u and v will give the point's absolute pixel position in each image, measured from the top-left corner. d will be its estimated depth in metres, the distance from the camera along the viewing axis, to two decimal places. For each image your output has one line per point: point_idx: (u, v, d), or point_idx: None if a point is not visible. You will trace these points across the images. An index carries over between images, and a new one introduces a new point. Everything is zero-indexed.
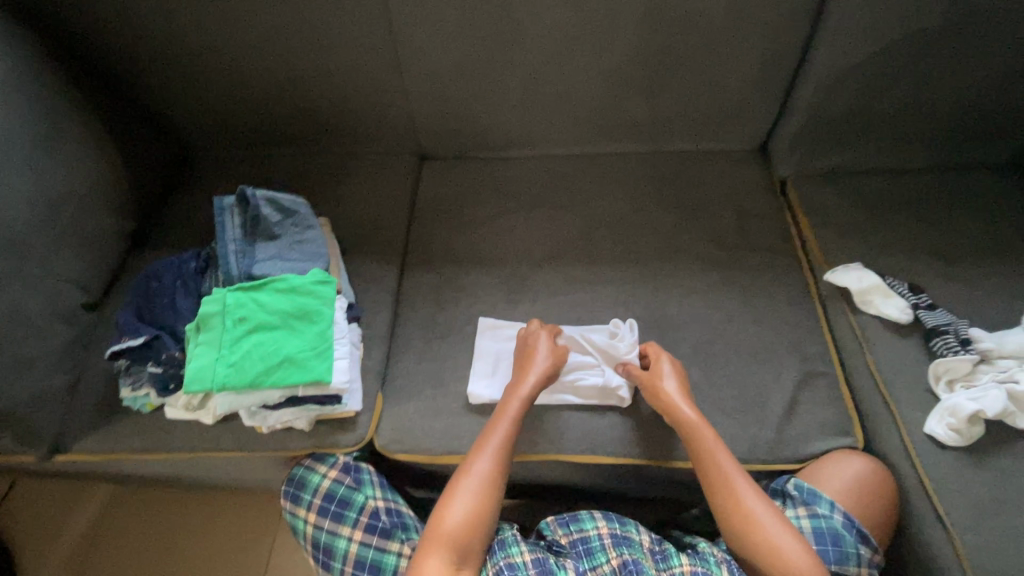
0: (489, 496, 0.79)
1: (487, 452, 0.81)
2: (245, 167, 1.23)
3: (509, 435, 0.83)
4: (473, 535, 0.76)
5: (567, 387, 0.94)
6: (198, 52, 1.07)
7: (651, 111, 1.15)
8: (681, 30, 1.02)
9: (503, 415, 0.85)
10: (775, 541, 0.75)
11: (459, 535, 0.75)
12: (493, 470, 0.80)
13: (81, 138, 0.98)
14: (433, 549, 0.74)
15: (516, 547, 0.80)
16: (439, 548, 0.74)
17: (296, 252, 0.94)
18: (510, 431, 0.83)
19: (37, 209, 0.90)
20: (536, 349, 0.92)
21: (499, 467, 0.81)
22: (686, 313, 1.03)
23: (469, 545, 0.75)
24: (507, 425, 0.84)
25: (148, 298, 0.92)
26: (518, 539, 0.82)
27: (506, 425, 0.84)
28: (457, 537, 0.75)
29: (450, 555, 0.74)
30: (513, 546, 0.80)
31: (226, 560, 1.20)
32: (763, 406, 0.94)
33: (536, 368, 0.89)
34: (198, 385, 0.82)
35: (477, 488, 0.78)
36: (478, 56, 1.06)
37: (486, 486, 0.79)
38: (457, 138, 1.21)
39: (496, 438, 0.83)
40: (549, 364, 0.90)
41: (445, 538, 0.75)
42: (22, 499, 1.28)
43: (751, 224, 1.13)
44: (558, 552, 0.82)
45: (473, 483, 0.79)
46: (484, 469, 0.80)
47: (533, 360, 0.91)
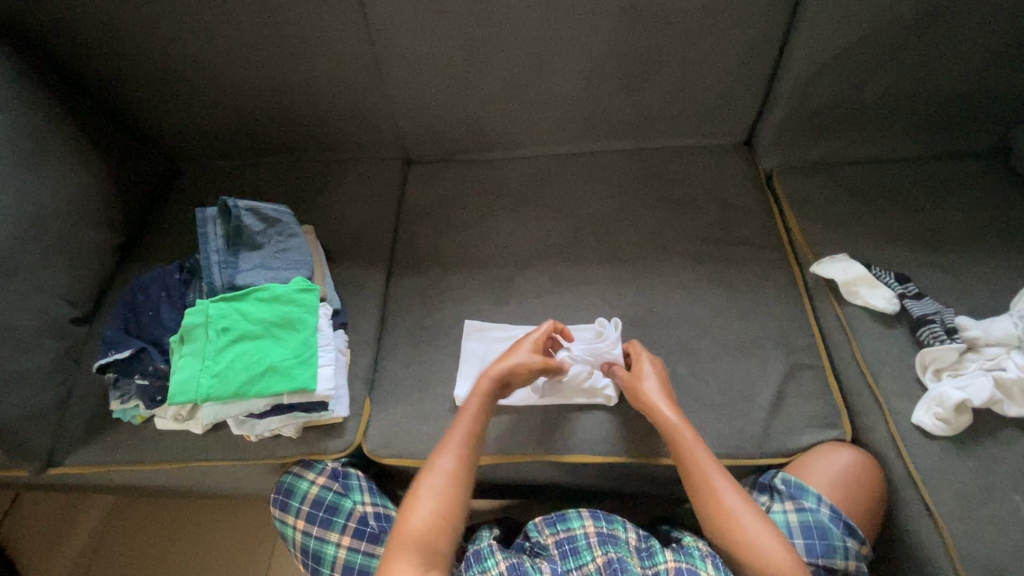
0: (454, 491, 0.79)
1: (450, 450, 0.82)
2: (232, 177, 1.23)
3: (473, 430, 0.84)
4: (441, 533, 0.76)
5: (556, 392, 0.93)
6: (178, 64, 1.07)
7: (634, 109, 1.15)
8: (660, 27, 1.02)
9: (467, 412, 0.86)
10: (755, 532, 0.76)
11: (425, 536, 0.75)
12: (457, 466, 0.81)
13: (64, 154, 0.99)
14: (401, 552, 0.73)
15: (491, 559, 0.80)
16: (406, 550, 0.73)
17: (281, 260, 0.95)
18: (473, 426, 0.84)
19: (22, 226, 0.91)
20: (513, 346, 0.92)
21: (461, 466, 0.81)
22: (673, 309, 1.03)
23: (436, 543, 0.75)
24: (470, 421, 0.84)
25: (135, 311, 0.92)
26: (494, 549, 0.82)
27: (470, 421, 0.85)
28: (424, 538, 0.75)
29: (418, 556, 0.73)
30: (488, 559, 0.80)
31: (226, 568, 1.22)
32: (750, 401, 0.94)
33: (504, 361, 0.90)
34: (184, 396, 0.82)
35: (442, 487, 0.79)
36: (457, 59, 1.06)
37: (449, 485, 0.79)
38: (441, 142, 1.21)
39: (460, 434, 0.83)
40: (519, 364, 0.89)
41: (412, 538, 0.75)
42: (23, 512, 1.30)
43: (737, 218, 1.13)
44: (541, 553, 0.82)
45: (437, 482, 0.79)
46: (448, 466, 0.81)
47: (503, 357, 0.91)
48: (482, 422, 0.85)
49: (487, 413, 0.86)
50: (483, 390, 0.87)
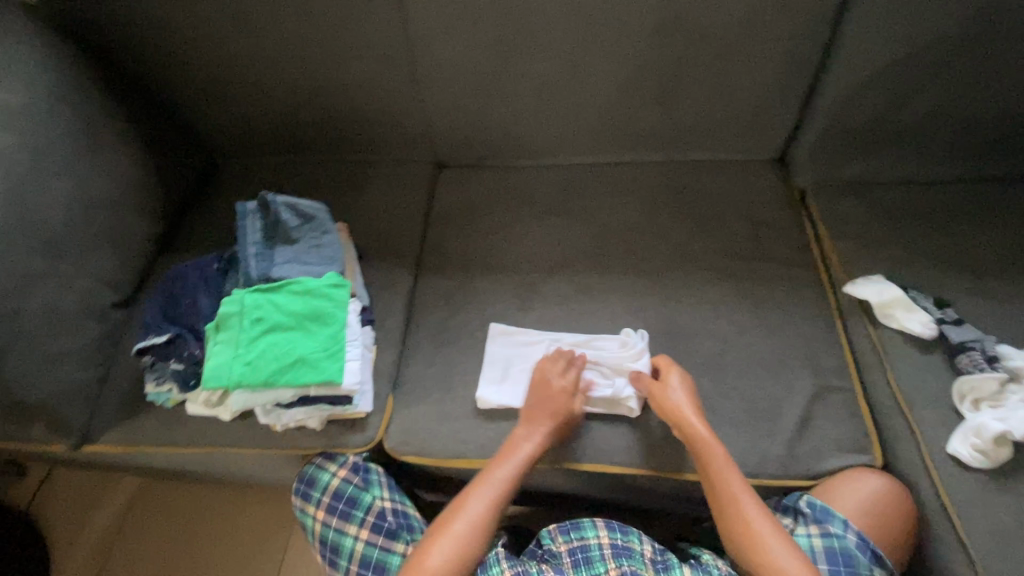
0: (478, 538, 0.79)
1: (484, 493, 0.82)
2: (269, 174, 1.27)
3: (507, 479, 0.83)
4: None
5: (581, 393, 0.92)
6: (226, 64, 1.12)
7: (666, 120, 1.15)
8: (696, 39, 1.02)
9: (508, 456, 0.85)
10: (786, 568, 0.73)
11: None
12: (484, 514, 0.81)
13: (116, 145, 1.04)
14: None
15: (496, 567, 0.80)
16: None
17: (314, 255, 0.97)
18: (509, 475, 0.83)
19: (73, 211, 0.96)
20: (551, 390, 0.90)
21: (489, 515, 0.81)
22: (698, 323, 1.02)
23: None
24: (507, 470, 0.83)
25: (173, 298, 0.95)
26: (500, 557, 0.82)
27: (509, 467, 0.84)
28: None
29: None
30: (493, 568, 0.80)
31: (243, 556, 1.25)
32: (775, 420, 0.92)
33: (543, 411, 0.88)
34: (217, 381, 0.84)
35: (466, 532, 0.79)
36: (493, 66, 1.08)
37: (473, 532, 0.79)
38: (472, 147, 1.23)
39: (494, 480, 0.83)
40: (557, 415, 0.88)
41: None
42: (54, 488, 1.37)
43: (768, 234, 1.11)
44: (551, 561, 0.82)
45: (462, 527, 0.80)
46: (478, 512, 0.81)
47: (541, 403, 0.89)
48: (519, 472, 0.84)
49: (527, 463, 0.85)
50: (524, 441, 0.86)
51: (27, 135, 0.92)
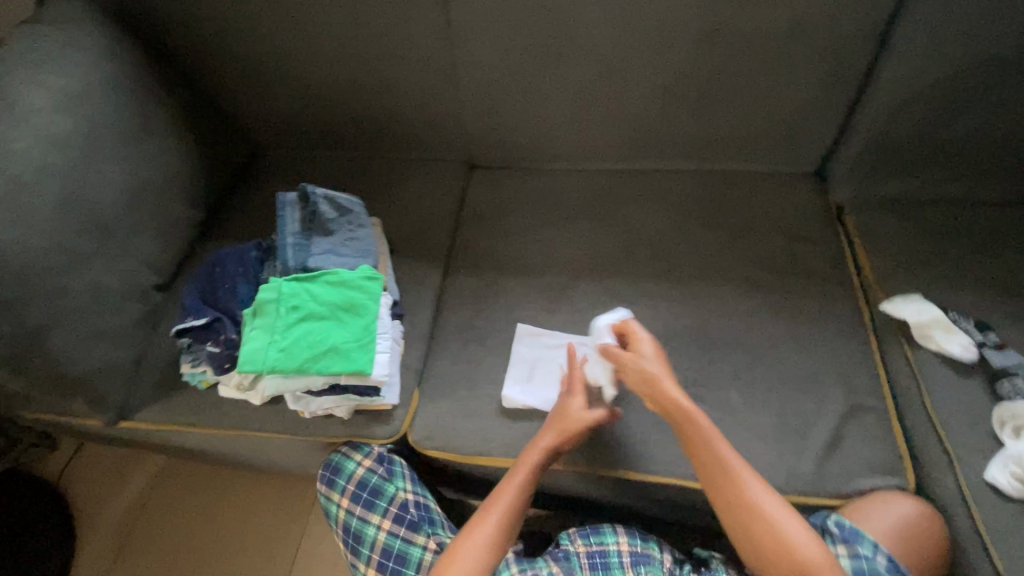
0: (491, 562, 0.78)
1: (494, 518, 0.81)
2: (305, 167, 1.30)
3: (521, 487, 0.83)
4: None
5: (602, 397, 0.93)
6: (273, 59, 1.15)
7: (702, 129, 1.15)
8: (739, 48, 1.02)
9: (512, 477, 0.84)
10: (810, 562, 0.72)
11: None
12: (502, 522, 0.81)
13: (165, 133, 1.08)
14: None
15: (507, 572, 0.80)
16: None
17: (349, 247, 0.98)
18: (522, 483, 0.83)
19: (123, 194, 0.99)
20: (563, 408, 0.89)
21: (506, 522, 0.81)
22: (728, 334, 1.01)
23: None
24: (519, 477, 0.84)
25: (212, 282, 0.98)
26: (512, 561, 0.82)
27: (514, 488, 0.83)
28: None
29: None
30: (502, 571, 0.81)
31: (264, 538, 1.29)
32: (805, 437, 0.90)
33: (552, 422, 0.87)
34: (251, 365, 0.85)
35: (485, 542, 0.79)
36: (532, 69, 1.09)
37: (492, 542, 0.79)
38: (506, 150, 1.24)
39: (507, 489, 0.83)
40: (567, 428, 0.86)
41: None
42: (86, 461, 1.44)
43: (802, 248, 1.09)
44: (564, 561, 0.81)
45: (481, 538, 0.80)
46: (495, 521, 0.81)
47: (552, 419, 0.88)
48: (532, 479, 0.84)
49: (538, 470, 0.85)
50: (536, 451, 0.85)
51: (84, 120, 0.95)
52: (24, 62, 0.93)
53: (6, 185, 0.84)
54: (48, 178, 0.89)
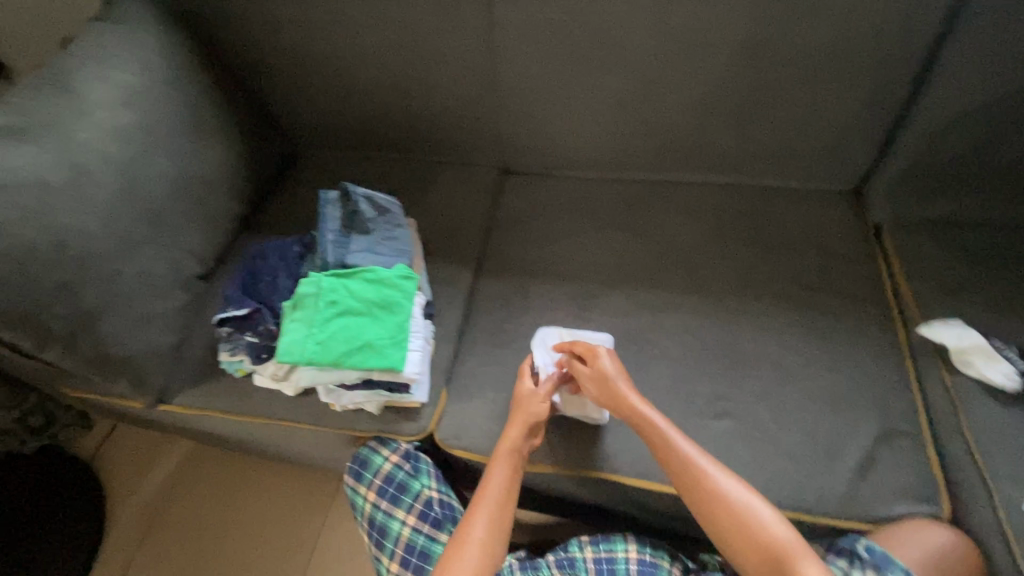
0: (491, 555, 0.80)
1: (485, 515, 0.82)
2: (344, 167, 1.33)
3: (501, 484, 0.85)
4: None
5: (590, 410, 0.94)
6: (320, 61, 1.19)
7: (740, 143, 1.14)
8: (782, 64, 1.02)
9: (493, 475, 0.85)
10: (793, 549, 0.74)
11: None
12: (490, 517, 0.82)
13: (216, 129, 1.12)
14: None
15: None
16: None
17: (385, 246, 1.01)
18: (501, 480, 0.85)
19: (175, 186, 1.03)
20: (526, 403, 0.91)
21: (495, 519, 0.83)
22: (759, 350, 1.00)
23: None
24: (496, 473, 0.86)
25: (254, 275, 1.01)
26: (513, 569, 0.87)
27: (497, 484, 0.84)
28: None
29: None
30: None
31: (288, 524, 1.34)
32: (836, 458, 0.89)
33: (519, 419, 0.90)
34: (289, 356, 0.88)
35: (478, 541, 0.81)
36: (573, 78, 1.11)
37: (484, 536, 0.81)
38: (541, 156, 1.26)
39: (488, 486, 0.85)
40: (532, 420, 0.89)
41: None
42: (119, 441, 1.50)
43: (837, 267, 1.08)
44: (570, 566, 0.86)
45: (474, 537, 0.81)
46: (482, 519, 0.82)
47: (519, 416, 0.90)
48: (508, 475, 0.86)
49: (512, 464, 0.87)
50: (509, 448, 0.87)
51: (143, 114, 1.00)
52: (93, 59, 0.99)
53: (71, 173, 0.89)
54: (109, 168, 0.94)
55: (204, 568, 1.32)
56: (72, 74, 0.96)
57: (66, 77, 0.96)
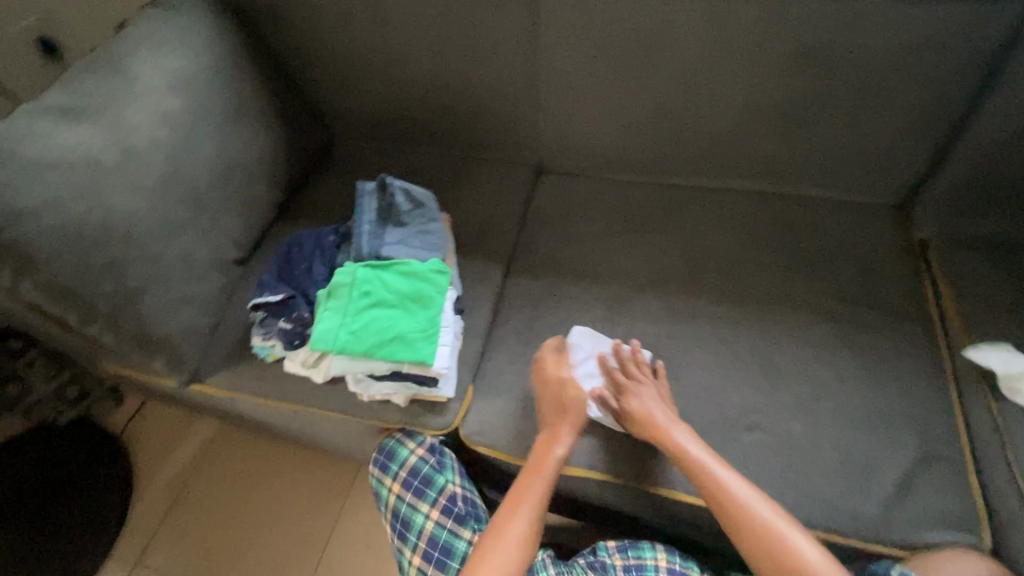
0: (527, 552, 0.80)
1: (526, 511, 0.82)
2: (379, 158, 1.34)
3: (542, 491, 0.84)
4: None
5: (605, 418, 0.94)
6: (361, 52, 1.19)
7: (782, 151, 1.12)
8: (833, 70, 0.99)
9: (537, 471, 0.85)
10: None
11: None
12: (528, 525, 0.81)
13: (257, 116, 1.14)
14: None
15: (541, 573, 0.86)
16: None
17: (419, 240, 1.01)
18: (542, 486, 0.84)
19: (217, 171, 1.05)
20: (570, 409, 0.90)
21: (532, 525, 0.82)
22: (793, 364, 0.97)
23: None
24: (537, 478, 0.85)
25: (289, 262, 1.02)
26: (546, 563, 0.87)
27: (540, 482, 0.84)
28: None
29: None
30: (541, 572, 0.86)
31: (307, 509, 1.37)
32: (870, 480, 0.86)
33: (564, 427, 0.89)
34: (322, 345, 0.90)
35: (514, 546, 0.79)
36: (614, 78, 1.09)
37: (520, 543, 0.80)
38: (576, 156, 1.25)
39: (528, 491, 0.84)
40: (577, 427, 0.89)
41: None
42: (148, 417, 1.54)
43: (879, 282, 1.05)
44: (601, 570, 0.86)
45: (510, 541, 0.80)
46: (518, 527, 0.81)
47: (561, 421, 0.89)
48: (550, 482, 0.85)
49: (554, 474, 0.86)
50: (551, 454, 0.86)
51: (190, 99, 1.02)
52: (145, 43, 1.01)
53: (121, 154, 0.92)
54: (156, 150, 0.96)
55: (225, 545, 1.35)
56: (125, 58, 0.99)
57: (119, 60, 0.98)
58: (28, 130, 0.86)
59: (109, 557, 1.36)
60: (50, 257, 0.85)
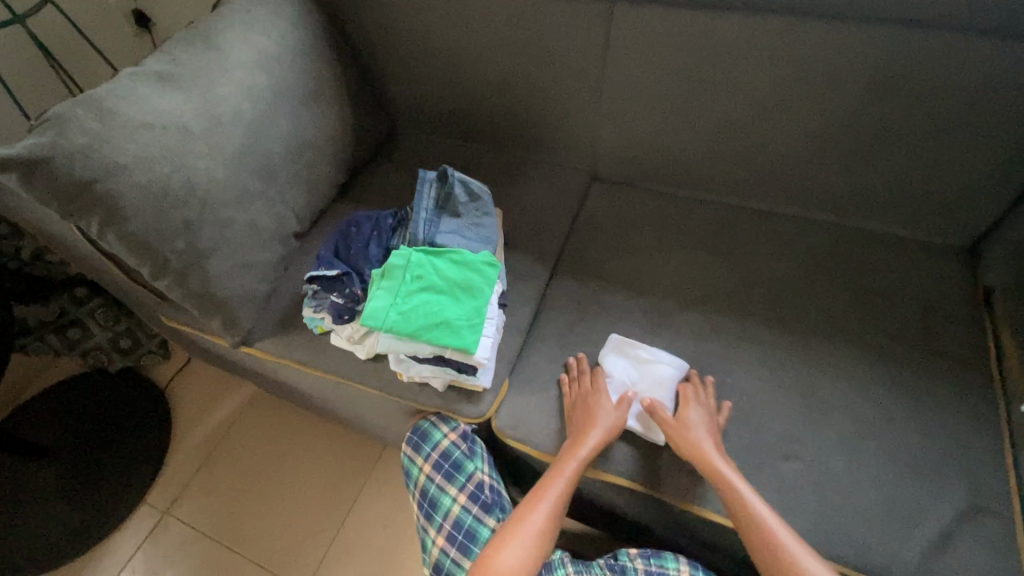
0: (543, 544, 0.83)
1: (546, 505, 0.84)
2: (438, 151, 1.38)
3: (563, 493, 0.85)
4: None
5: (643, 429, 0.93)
6: (434, 48, 1.23)
7: (846, 182, 1.10)
8: (911, 104, 0.96)
9: (560, 470, 0.86)
10: None
11: None
12: (544, 524, 0.83)
13: (331, 100, 1.19)
14: None
15: (560, 571, 0.89)
16: None
17: (472, 232, 1.04)
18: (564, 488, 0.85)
19: (290, 147, 1.10)
20: (597, 412, 0.91)
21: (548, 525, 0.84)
22: (837, 397, 0.95)
23: None
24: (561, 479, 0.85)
25: (346, 240, 1.06)
26: (564, 562, 0.90)
27: (562, 481, 0.85)
28: None
29: None
30: (558, 570, 0.89)
31: (332, 480, 1.41)
32: (911, 526, 0.83)
33: (590, 430, 0.89)
34: (372, 321, 0.91)
35: (529, 543, 0.82)
36: (680, 93, 1.10)
37: (535, 542, 0.82)
38: (632, 166, 1.25)
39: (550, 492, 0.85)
40: (607, 431, 0.89)
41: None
42: (191, 375, 1.61)
43: (938, 325, 1.01)
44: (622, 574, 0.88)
45: (526, 538, 0.82)
46: (536, 525, 0.83)
47: (591, 423, 0.90)
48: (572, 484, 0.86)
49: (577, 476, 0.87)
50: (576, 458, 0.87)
51: (273, 77, 1.07)
52: (238, 22, 1.07)
53: (207, 123, 0.98)
54: (238, 122, 1.01)
55: (252, 504, 1.40)
56: (218, 34, 1.05)
57: (214, 36, 1.05)
58: (128, 92, 0.93)
59: (143, 502, 1.42)
60: (135, 211, 0.90)
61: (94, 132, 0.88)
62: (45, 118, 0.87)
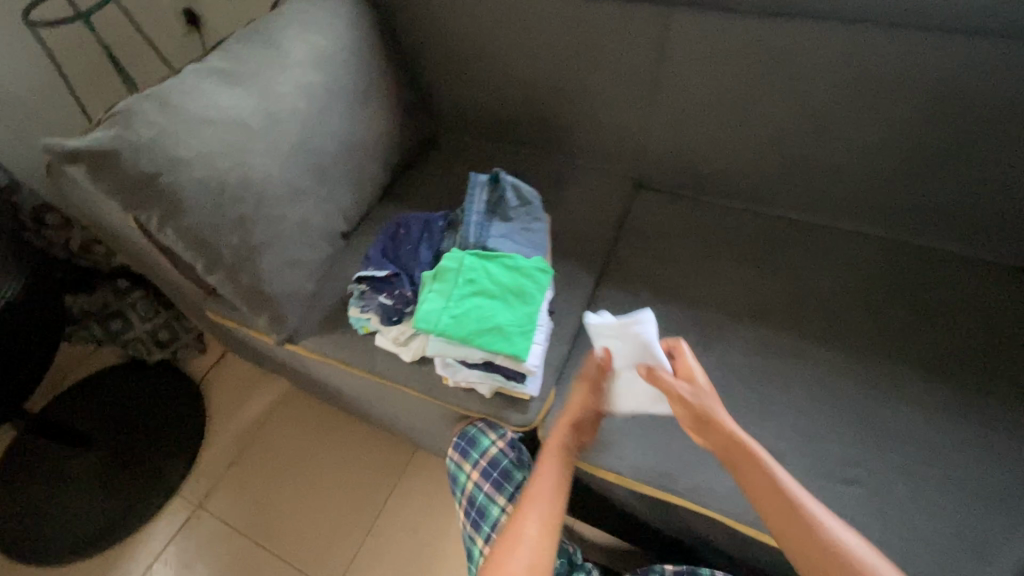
0: (547, 547, 0.74)
1: (536, 508, 0.77)
2: (481, 154, 1.37)
3: (553, 483, 0.81)
4: None
5: (647, 402, 0.89)
6: (484, 51, 1.22)
7: (908, 197, 1.06)
8: (985, 118, 0.93)
9: (540, 471, 0.83)
10: None
11: None
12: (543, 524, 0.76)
13: (381, 101, 1.19)
14: None
15: None
16: None
17: (523, 237, 1.02)
18: (552, 478, 0.82)
19: (341, 147, 1.10)
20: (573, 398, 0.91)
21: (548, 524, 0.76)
22: (899, 420, 0.91)
23: None
24: (545, 470, 0.83)
25: (395, 241, 1.06)
26: None
27: (545, 479, 0.82)
28: None
29: None
30: None
31: (362, 481, 1.41)
32: (982, 560, 0.79)
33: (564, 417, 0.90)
34: (424, 324, 0.90)
35: (533, 548, 0.73)
36: (737, 102, 1.07)
37: (538, 545, 0.73)
38: (681, 175, 1.23)
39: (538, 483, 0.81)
40: (582, 412, 0.90)
41: None
42: (226, 368, 1.62)
43: (1007, 350, 0.96)
44: None
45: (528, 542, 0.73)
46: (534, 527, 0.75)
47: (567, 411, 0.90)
48: (559, 474, 0.83)
49: (563, 466, 0.84)
50: (555, 446, 0.86)
51: (328, 76, 1.08)
52: (297, 21, 1.08)
53: (265, 121, 0.98)
54: (295, 120, 1.02)
55: (283, 501, 1.40)
56: (277, 33, 1.06)
57: (273, 34, 1.06)
58: (192, 88, 0.94)
59: (177, 493, 1.44)
60: (194, 206, 0.91)
61: (160, 127, 0.89)
62: (114, 113, 0.89)
